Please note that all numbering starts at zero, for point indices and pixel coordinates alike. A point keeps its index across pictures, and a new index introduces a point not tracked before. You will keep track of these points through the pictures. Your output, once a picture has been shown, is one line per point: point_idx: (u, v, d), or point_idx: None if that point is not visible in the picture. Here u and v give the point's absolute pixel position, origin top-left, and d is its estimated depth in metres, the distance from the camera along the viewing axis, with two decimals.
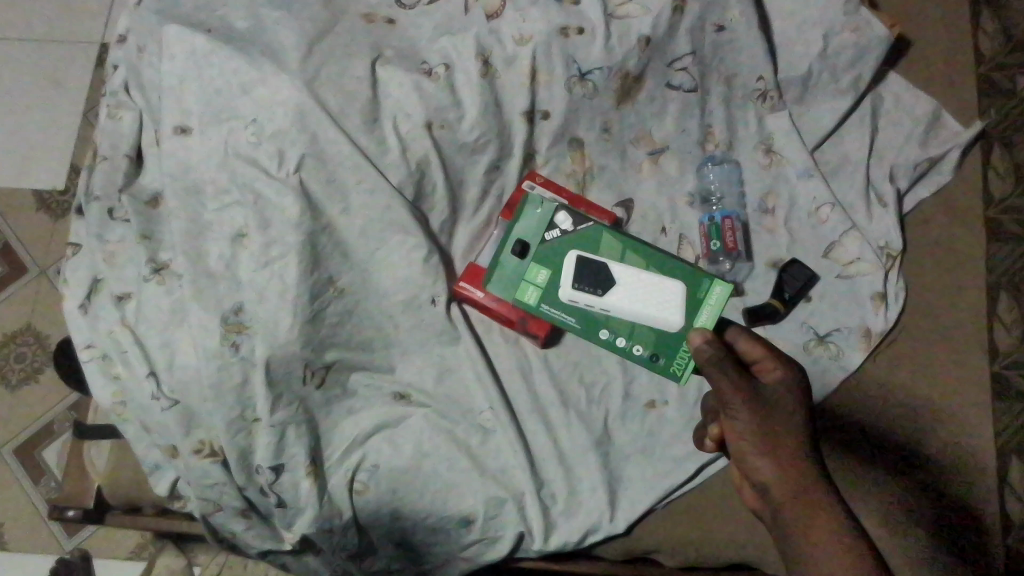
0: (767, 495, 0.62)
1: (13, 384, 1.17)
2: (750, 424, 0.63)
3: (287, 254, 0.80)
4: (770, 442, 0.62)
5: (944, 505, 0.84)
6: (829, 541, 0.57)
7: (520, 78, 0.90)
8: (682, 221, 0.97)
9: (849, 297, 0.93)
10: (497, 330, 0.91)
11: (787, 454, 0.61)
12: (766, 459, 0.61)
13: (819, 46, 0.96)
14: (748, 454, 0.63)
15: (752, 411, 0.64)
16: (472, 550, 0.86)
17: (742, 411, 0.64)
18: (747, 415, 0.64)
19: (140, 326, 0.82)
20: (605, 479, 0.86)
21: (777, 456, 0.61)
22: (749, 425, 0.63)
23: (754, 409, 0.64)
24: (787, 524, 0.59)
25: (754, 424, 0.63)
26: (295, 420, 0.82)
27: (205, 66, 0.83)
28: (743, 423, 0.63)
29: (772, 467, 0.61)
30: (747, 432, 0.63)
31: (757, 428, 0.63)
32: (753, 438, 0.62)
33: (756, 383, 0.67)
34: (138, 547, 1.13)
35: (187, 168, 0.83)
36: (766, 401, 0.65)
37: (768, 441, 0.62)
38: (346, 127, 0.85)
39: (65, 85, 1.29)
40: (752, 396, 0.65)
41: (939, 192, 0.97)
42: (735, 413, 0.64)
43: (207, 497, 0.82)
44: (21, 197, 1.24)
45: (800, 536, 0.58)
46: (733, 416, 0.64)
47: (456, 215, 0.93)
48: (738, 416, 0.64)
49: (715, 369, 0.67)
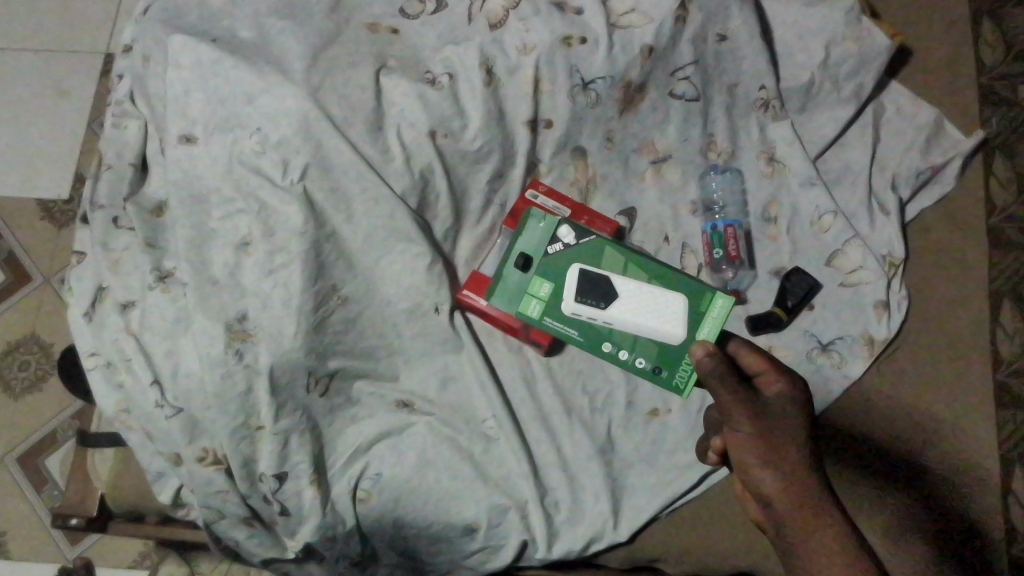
0: (770, 508, 0.62)
1: (16, 392, 1.17)
2: (753, 438, 0.63)
3: (291, 263, 0.80)
4: (772, 455, 0.62)
5: (944, 515, 0.84)
6: (828, 554, 0.58)
7: (523, 87, 0.90)
8: (684, 229, 0.97)
9: (852, 305, 0.93)
10: (500, 338, 0.91)
11: (790, 467, 0.62)
12: (768, 472, 0.62)
13: (820, 55, 0.97)
14: (751, 468, 0.63)
15: (756, 425, 0.63)
16: (474, 559, 0.85)
17: (745, 424, 0.64)
18: (749, 428, 0.63)
19: (144, 334, 0.82)
20: (609, 487, 0.86)
21: (780, 469, 0.61)
22: (752, 438, 0.63)
23: (757, 423, 0.64)
24: (789, 537, 0.60)
25: (758, 438, 0.63)
26: (299, 428, 0.82)
27: (211, 76, 0.84)
28: (745, 437, 0.63)
29: (775, 482, 0.61)
30: (749, 445, 0.63)
31: (759, 441, 0.63)
32: (755, 452, 0.62)
33: (759, 396, 0.67)
34: (141, 556, 1.13)
35: (192, 176, 0.83)
36: (769, 414, 0.65)
37: (770, 455, 0.62)
38: (350, 135, 0.85)
39: (70, 94, 1.29)
40: (754, 409, 0.65)
41: (941, 201, 0.98)
42: (738, 426, 0.64)
43: (210, 505, 0.82)
44: (25, 205, 1.25)
45: (803, 550, 0.59)
46: (736, 429, 0.64)
47: (459, 223, 0.93)
48: (741, 430, 0.64)
49: (718, 383, 0.66)
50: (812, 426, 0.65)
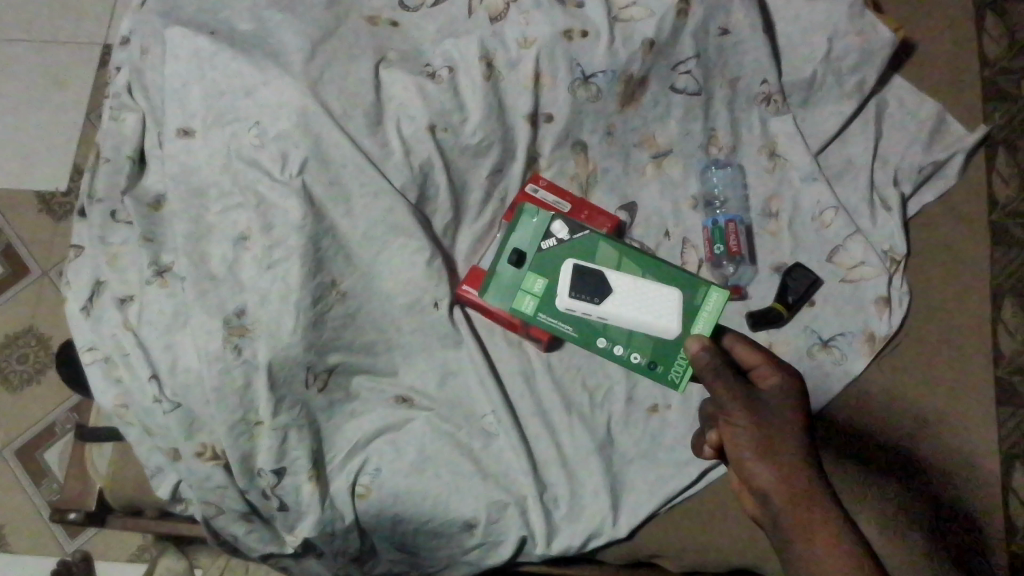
0: (766, 501, 0.61)
1: (15, 386, 1.17)
2: (749, 431, 0.63)
3: (290, 257, 0.80)
4: (769, 447, 0.62)
5: (942, 513, 0.84)
6: (823, 540, 0.57)
7: (524, 81, 0.90)
8: (685, 225, 0.97)
9: (854, 301, 0.92)
10: (500, 333, 0.91)
11: (785, 457, 0.61)
12: (764, 464, 0.61)
13: (823, 49, 0.96)
14: (746, 460, 0.62)
15: (752, 416, 0.64)
16: (474, 554, 0.85)
17: (740, 416, 0.64)
18: (745, 421, 0.63)
19: (142, 328, 0.82)
20: (608, 483, 0.86)
21: (776, 460, 0.61)
22: (748, 430, 0.63)
23: (753, 415, 0.64)
24: (786, 526, 0.59)
25: (754, 429, 0.63)
26: (298, 423, 0.81)
27: (208, 68, 0.83)
28: (741, 428, 0.63)
29: (771, 472, 0.61)
30: (745, 437, 0.63)
31: (756, 433, 0.63)
32: (751, 443, 0.63)
33: (755, 389, 0.67)
34: (139, 549, 1.13)
35: (191, 170, 0.83)
36: (765, 405, 0.65)
37: (766, 447, 0.62)
38: (349, 129, 0.84)
39: (66, 86, 1.29)
40: (750, 401, 0.65)
41: (943, 197, 0.97)
42: (734, 418, 0.65)
43: (209, 500, 0.81)
44: (22, 198, 1.24)
45: (799, 541, 0.58)
46: (732, 422, 0.64)
47: (459, 218, 0.93)
48: (737, 422, 0.64)
49: (714, 375, 0.67)
50: (808, 418, 0.65)
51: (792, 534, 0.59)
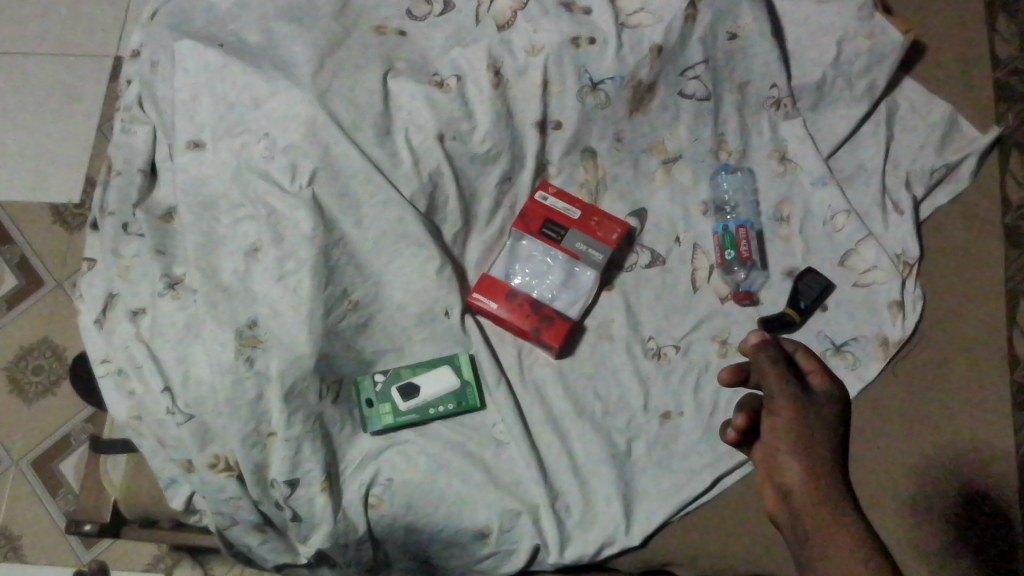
0: (789, 497, 0.62)
1: (30, 398, 1.18)
2: (791, 428, 0.62)
3: (301, 268, 0.80)
4: (806, 447, 0.62)
5: (961, 509, 0.82)
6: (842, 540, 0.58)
7: (532, 88, 0.90)
8: (695, 230, 0.96)
9: (867, 305, 0.92)
10: (510, 341, 0.91)
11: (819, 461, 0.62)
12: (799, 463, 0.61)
13: (832, 52, 0.96)
14: (781, 456, 0.62)
15: (797, 415, 0.63)
16: (487, 564, 0.84)
17: (786, 412, 0.63)
18: (790, 418, 0.63)
19: (154, 341, 0.82)
20: (621, 490, 0.85)
21: (812, 465, 0.61)
22: (790, 426, 0.63)
23: (798, 414, 0.63)
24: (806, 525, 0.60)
25: (796, 428, 0.62)
26: (310, 435, 0.81)
27: (218, 81, 0.84)
28: (784, 422, 0.63)
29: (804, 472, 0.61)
30: (785, 432, 0.62)
31: (796, 432, 0.62)
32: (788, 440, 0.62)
33: (806, 390, 0.65)
34: (155, 558, 1.13)
35: (201, 182, 0.84)
36: (813, 409, 0.64)
37: (804, 447, 0.62)
38: (357, 140, 0.85)
39: (77, 98, 1.30)
40: (800, 401, 0.64)
41: (957, 199, 0.96)
42: (779, 412, 0.63)
43: (222, 511, 0.81)
44: (35, 210, 1.25)
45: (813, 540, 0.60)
46: (776, 414, 0.64)
47: (469, 226, 0.92)
48: (781, 417, 0.63)
49: (772, 367, 0.64)
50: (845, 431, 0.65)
51: (814, 530, 0.60)
